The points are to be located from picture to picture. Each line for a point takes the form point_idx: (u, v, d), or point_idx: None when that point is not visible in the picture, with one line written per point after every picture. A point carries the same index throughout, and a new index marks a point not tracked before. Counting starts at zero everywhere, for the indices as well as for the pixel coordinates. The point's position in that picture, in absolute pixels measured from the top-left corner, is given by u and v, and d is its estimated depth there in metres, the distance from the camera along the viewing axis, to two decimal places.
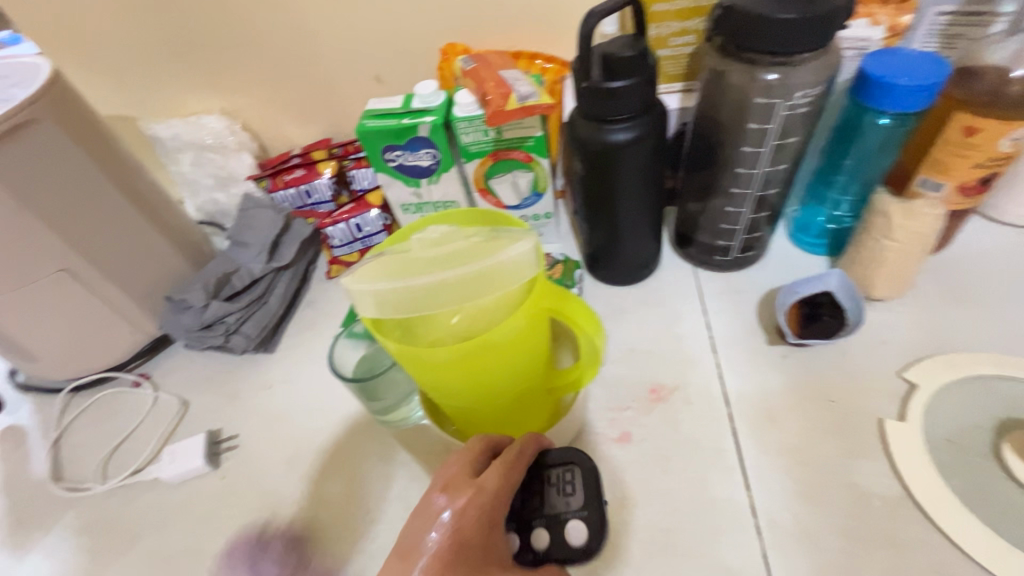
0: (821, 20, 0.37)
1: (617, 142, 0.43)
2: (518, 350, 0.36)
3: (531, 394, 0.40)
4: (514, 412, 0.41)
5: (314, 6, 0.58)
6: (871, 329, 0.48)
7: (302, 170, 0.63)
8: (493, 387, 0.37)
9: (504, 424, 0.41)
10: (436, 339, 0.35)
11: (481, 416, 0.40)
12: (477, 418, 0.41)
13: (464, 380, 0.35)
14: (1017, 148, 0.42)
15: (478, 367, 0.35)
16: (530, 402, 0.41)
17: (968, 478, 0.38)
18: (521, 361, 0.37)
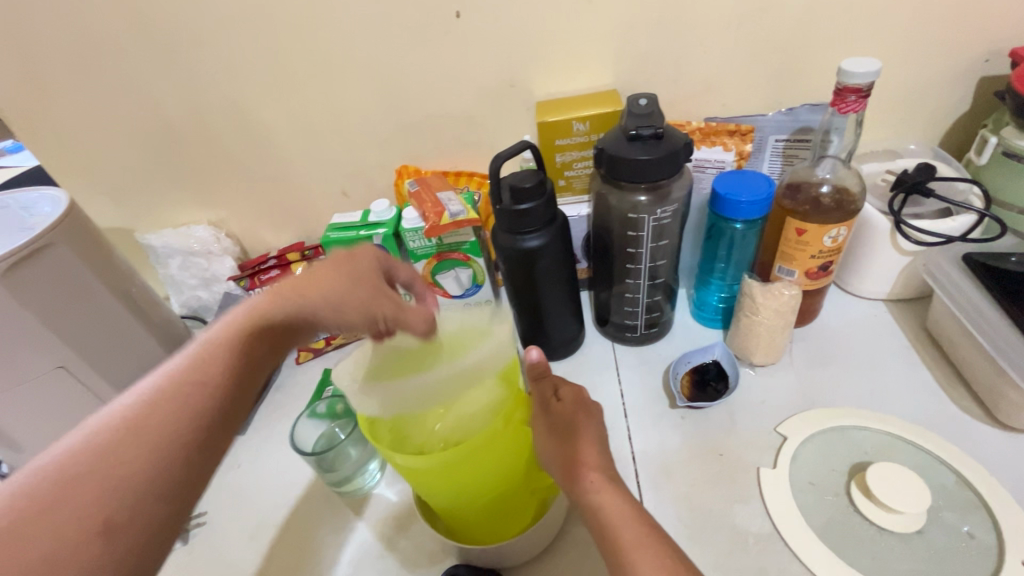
0: (666, 159, 0.49)
1: (528, 247, 0.54)
2: (493, 455, 0.42)
3: (508, 496, 0.46)
4: (496, 512, 0.46)
5: (290, 141, 0.71)
6: (753, 391, 0.57)
7: (278, 271, 0.74)
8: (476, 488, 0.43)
9: (487, 522, 0.47)
10: (423, 445, 0.41)
11: (469, 512, 0.45)
12: (458, 516, 0.46)
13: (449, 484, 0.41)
14: (840, 243, 0.54)
15: (459, 471, 0.41)
16: (512, 504, 0.47)
17: (823, 515, 0.46)
18: (503, 462, 0.43)
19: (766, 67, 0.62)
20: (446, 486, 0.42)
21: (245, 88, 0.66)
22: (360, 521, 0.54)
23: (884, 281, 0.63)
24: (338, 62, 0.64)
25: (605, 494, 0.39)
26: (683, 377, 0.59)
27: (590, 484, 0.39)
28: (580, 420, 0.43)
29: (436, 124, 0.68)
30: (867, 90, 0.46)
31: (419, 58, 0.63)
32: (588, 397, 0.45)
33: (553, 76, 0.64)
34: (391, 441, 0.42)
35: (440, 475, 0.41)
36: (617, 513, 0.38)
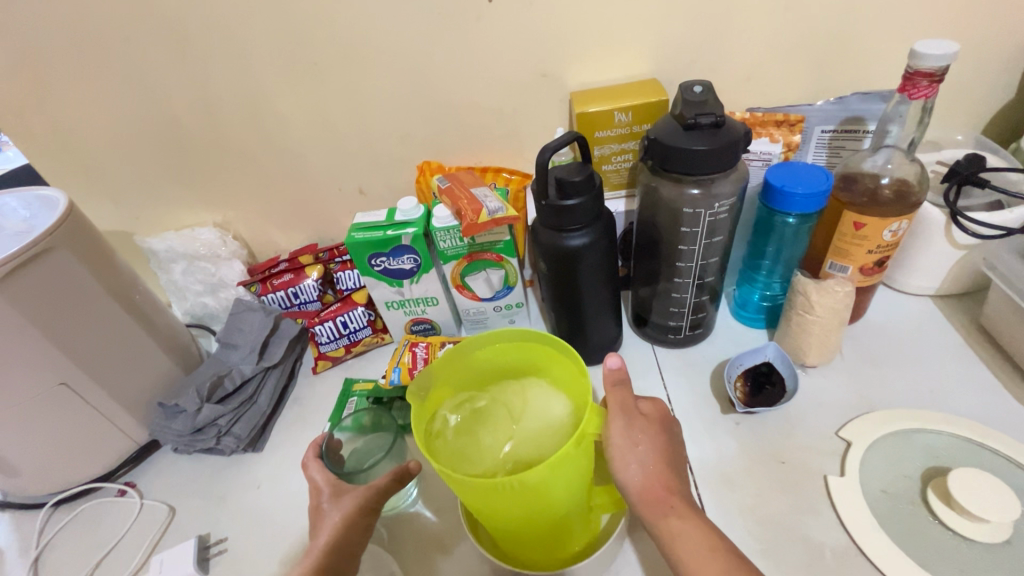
0: (727, 149, 0.46)
1: (574, 246, 0.51)
2: (565, 481, 0.38)
3: (571, 518, 0.42)
4: (557, 535, 0.43)
5: (305, 135, 0.66)
6: (808, 393, 0.55)
7: (291, 275, 0.69)
8: (543, 514, 0.40)
9: (546, 546, 0.43)
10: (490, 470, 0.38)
11: (529, 537, 0.42)
12: (516, 539, 0.42)
13: (517, 510, 0.38)
14: (898, 237, 0.52)
15: (529, 498, 0.37)
16: (574, 525, 0.43)
17: (901, 524, 0.44)
18: (573, 485, 0.40)
19: (810, 55, 0.60)
20: (516, 512, 0.38)
21: (258, 79, 0.62)
22: (398, 542, 0.50)
23: (933, 276, 0.60)
24: (359, 50, 0.60)
25: (685, 521, 0.37)
26: (736, 381, 0.55)
27: (665, 507, 0.38)
28: (658, 440, 0.41)
29: (461, 116, 0.65)
30: (940, 75, 0.44)
31: (446, 46, 0.59)
32: (666, 412, 0.43)
33: (588, 65, 0.61)
34: (453, 465, 0.38)
35: (509, 501, 0.37)
36: (696, 543, 0.36)
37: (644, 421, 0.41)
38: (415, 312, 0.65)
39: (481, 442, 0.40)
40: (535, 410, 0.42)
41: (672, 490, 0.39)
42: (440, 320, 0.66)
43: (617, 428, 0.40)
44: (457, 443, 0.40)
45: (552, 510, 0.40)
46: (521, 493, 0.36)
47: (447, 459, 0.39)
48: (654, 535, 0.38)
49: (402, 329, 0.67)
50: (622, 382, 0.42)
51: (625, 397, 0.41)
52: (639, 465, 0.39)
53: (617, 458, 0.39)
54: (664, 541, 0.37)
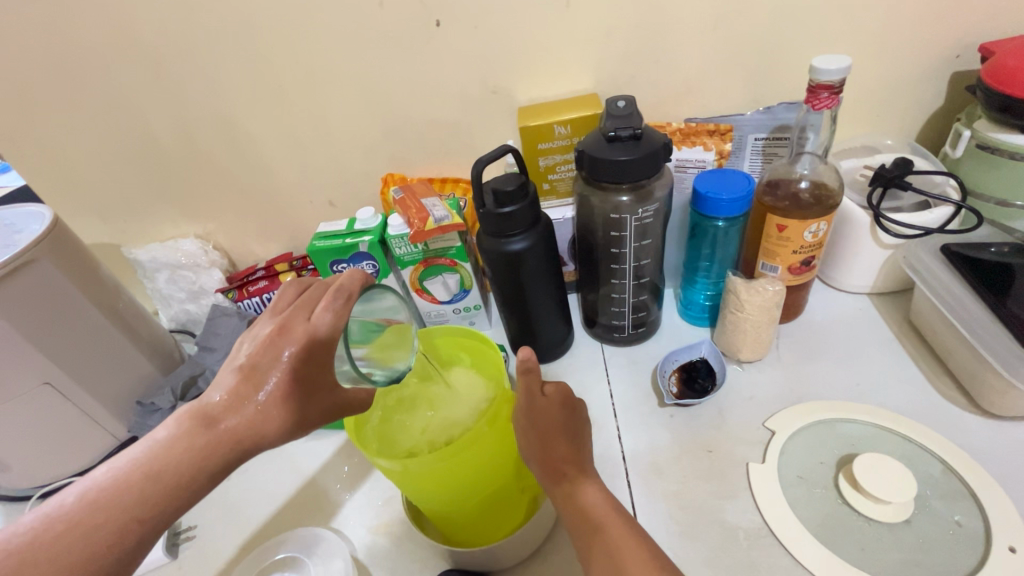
0: (646, 158, 0.50)
1: (513, 251, 0.55)
2: (486, 457, 0.43)
3: (498, 494, 0.46)
4: (488, 513, 0.47)
5: (276, 152, 0.71)
6: (742, 387, 0.58)
7: (265, 281, 0.74)
8: (469, 491, 0.44)
9: (479, 525, 0.47)
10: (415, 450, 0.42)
11: (463, 516, 0.46)
12: (449, 518, 0.46)
13: (443, 486, 0.42)
14: (820, 238, 0.55)
15: (452, 474, 0.41)
16: (502, 502, 0.47)
17: (812, 508, 0.46)
18: (493, 462, 0.44)
19: (743, 68, 0.63)
20: (437, 491, 0.43)
21: (230, 101, 0.67)
22: (351, 528, 0.53)
23: (866, 275, 0.63)
24: (321, 73, 0.64)
25: (575, 486, 0.40)
26: (671, 375, 0.59)
27: (562, 477, 0.41)
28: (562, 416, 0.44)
29: (420, 131, 0.69)
30: (839, 87, 0.47)
31: (401, 67, 0.64)
32: (571, 394, 0.46)
33: (534, 82, 0.65)
34: (380, 449, 0.43)
35: (434, 478, 0.41)
36: (584, 500, 0.39)
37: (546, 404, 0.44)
38: None
39: (405, 429, 0.45)
40: (456, 396, 0.47)
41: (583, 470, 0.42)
42: None
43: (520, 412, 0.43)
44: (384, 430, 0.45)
45: (473, 490, 0.44)
46: (444, 467, 0.41)
47: (375, 444, 0.44)
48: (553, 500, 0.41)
49: None
50: (531, 370, 0.45)
51: (530, 382, 0.44)
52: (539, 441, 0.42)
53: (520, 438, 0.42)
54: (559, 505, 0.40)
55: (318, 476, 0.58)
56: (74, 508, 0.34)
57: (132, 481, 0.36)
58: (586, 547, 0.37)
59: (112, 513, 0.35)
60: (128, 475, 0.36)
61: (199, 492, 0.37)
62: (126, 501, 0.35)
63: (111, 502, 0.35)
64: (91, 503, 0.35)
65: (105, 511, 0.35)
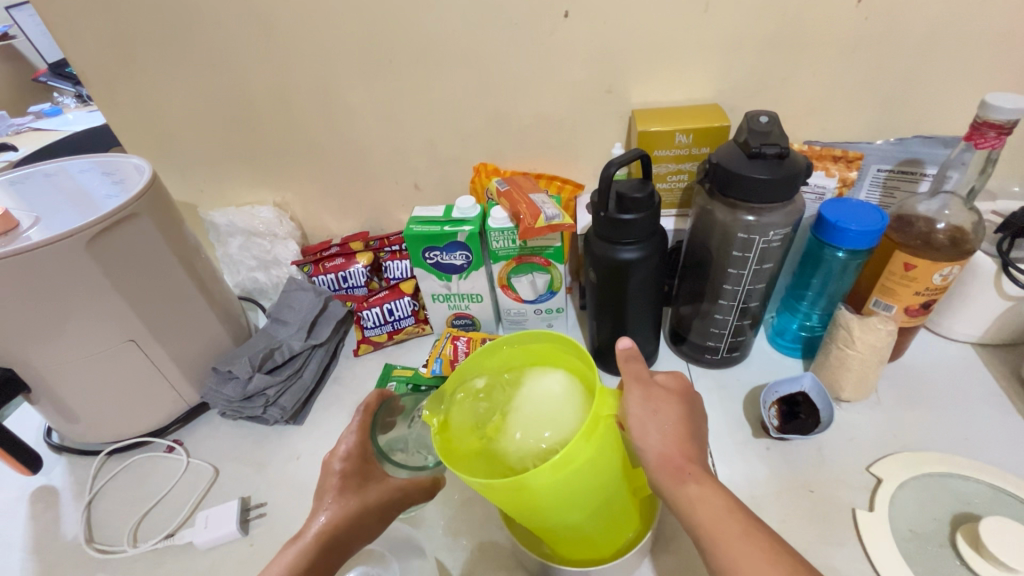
0: (786, 179, 0.47)
1: (626, 259, 0.52)
2: (587, 472, 0.39)
3: (610, 511, 0.44)
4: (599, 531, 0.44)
5: (372, 128, 0.69)
6: (842, 427, 0.55)
7: (341, 259, 0.72)
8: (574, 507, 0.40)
9: (587, 542, 0.44)
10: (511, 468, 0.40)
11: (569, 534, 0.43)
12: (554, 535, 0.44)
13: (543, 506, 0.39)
14: (948, 282, 0.52)
15: (552, 495, 0.38)
16: (615, 519, 0.45)
17: (930, 567, 0.44)
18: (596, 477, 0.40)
19: (875, 94, 0.60)
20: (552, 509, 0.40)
21: (335, 71, 0.65)
22: (430, 524, 0.52)
23: (977, 324, 0.60)
24: (435, 53, 0.62)
25: (702, 486, 0.38)
26: (771, 407, 0.56)
27: (683, 474, 0.39)
28: (678, 411, 0.42)
29: (523, 123, 0.67)
30: (1009, 127, 0.44)
31: (518, 55, 0.61)
32: (688, 385, 0.45)
33: (651, 85, 0.62)
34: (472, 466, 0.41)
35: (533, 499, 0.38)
36: (713, 506, 0.37)
37: (662, 393, 0.43)
38: (458, 307, 0.67)
39: (500, 441, 0.42)
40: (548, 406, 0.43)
41: (707, 472, 0.40)
42: (481, 317, 0.68)
43: (634, 399, 0.42)
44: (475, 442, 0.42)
45: (592, 499, 0.41)
46: (543, 489, 0.38)
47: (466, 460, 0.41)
48: (673, 504, 0.39)
49: (444, 322, 0.70)
50: (634, 358, 0.45)
51: (638, 369, 0.44)
52: (658, 433, 0.40)
53: (636, 428, 0.41)
54: (682, 508, 0.38)
55: None
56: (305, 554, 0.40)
57: (332, 528, 0.42)
58: (727, 553, 0.35)
59: (333, 556, 0.41)
60: (329, 525, 0.42)
61: (378, 527, 0.45)
62: (335, 546, 0.42)
63: (326, 548, 0.41)
64: (313, 552, 0.41)
65: (331, 553, 0.41)
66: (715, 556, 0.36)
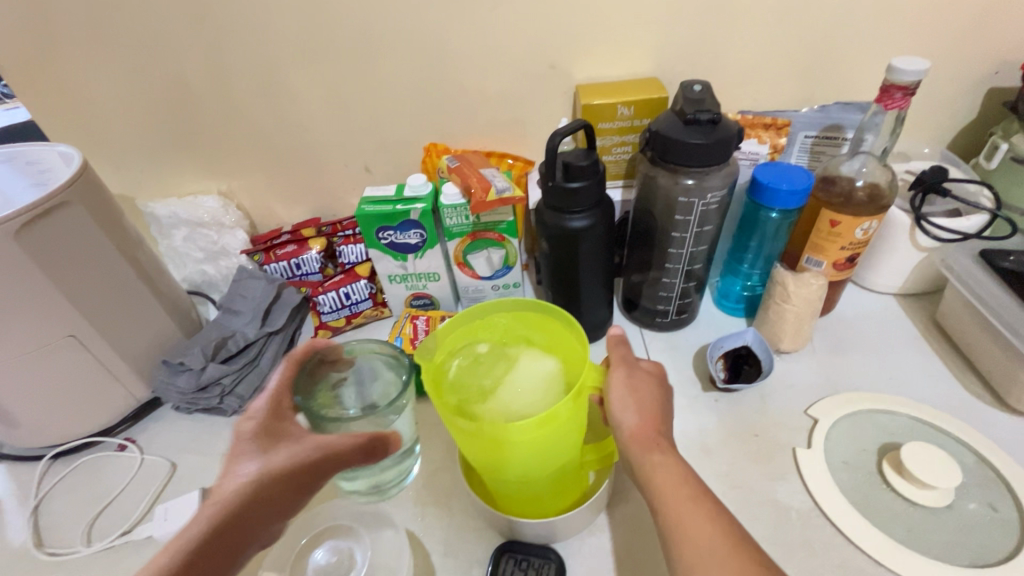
0: (722, 142, 0.50)
1: (576, 227, 0.54)
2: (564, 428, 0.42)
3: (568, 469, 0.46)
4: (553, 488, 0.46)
5: (318, 110, 0.68)
6: (782, 376, 0.59)
7: (294, 246, 0.71)
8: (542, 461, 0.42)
9: (539, 498, 0.46)
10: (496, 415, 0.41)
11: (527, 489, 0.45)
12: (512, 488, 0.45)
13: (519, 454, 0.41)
14: (868, 236, 0.57)
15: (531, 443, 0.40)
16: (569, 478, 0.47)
17: (860, 492, 0.48)
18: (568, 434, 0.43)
19: (801, 65, 0.64)
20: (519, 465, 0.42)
21: (275, 51, 0.63)
22: (397, 497, 0.53)
23: (896, 276, 0.66)
24: (377, 31, 0.62)
25: (666, 456, 0.40)
26: (719, 361, 0.59)
27: (654, 445, 0.41)
28: (654, 394, 0.45)
29: (470, 101, 0.67)
30: (913, 88, 0.48)
31: (461, 32, 0.62)
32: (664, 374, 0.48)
33: (593, 59, 0.64)
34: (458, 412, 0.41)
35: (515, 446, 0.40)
36: (671, 474, 0.39)
37: (645, 376, 0.46)
38: (416, 287, 0.68)
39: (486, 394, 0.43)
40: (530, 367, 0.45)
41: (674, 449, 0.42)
42: (440, 296, 0.69)
43: (618, 378, 0.45)
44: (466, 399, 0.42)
45: (551, 464, 0.44)
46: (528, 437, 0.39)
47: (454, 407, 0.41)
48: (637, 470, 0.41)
49: (402, 303, 0.70)
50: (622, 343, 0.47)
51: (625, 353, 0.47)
52: (634, 409, 0.43)
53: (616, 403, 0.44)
54: (644, 474, 0.40)
55: None
56: (223, 512, 0.38)
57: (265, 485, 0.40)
58: (672, 510, 0.37)
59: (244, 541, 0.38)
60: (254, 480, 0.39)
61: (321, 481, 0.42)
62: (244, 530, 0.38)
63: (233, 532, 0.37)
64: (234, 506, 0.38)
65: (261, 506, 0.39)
66: (663, 515, 0.38)
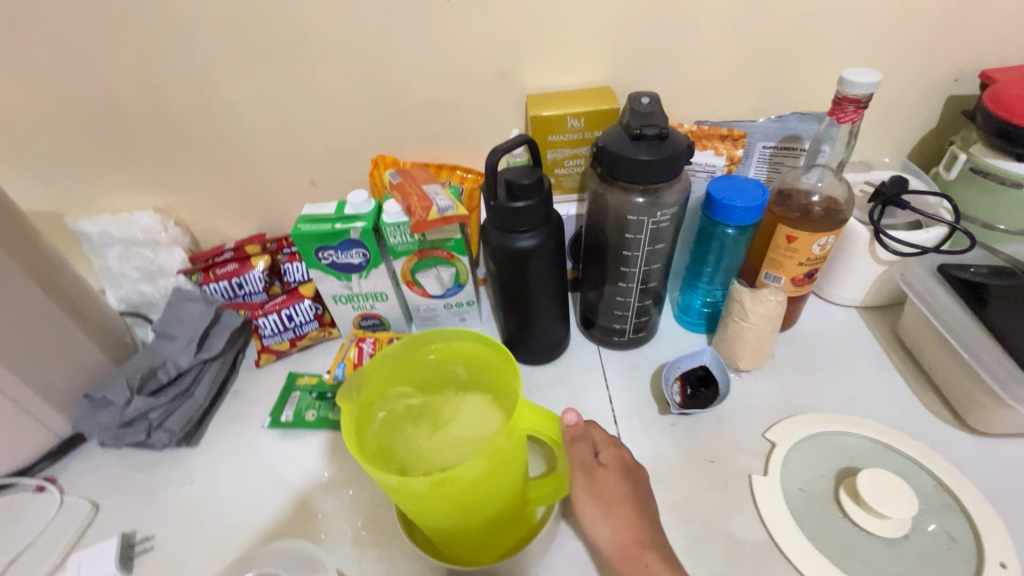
0: (671, 159, 0.48)
1: (523, 248, 0.52)
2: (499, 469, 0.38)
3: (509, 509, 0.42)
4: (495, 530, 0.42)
5: (256, 121, 0.64)
6: (742, 396, 0.57)
7: (235, 264, 0.67)
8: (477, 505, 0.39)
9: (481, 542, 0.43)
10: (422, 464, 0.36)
11: (467, 534, 0.41)
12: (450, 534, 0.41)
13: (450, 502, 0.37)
14: (826, 251, 0.55)
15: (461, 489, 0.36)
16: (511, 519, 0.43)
17: (817, 522, 0.46)
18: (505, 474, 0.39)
19: (760, 73, 0.62)
20: (439, 514, 0.38)
21: (206, 61, 0.59)
22: (335, 537, 0.50)
23: (858, 288, 0.64)
24: (314, 39, 0.58)
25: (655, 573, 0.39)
26: (675, 383, 0.57)
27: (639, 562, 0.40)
28: (624, 487, 0.41)
29: (418, 111, 0.64)
30: (865, 102, 0.47)
31: (404, 40, 0.59)
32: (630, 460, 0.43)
33: (545, 68, 0.61)
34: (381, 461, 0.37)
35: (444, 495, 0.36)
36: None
37: (605, 473, 0.41)
38: (364, 307, 0.64)
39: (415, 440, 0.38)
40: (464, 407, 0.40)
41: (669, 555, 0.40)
42: (390, 316, 0.65)
43: (579, 488, 0.41)
44: (386, 445, 0.38)
45: (478, 511, 0.39)
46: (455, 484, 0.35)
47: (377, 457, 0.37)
48: None
49: (350, 324, 0.66)
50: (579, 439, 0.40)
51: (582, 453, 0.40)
52: (605, 525, 0.41)
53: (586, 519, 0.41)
54: None
55: (301, 483, 0.54)
56: None
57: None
58: None
59: None
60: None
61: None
62: None
63: None
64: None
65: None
66: None
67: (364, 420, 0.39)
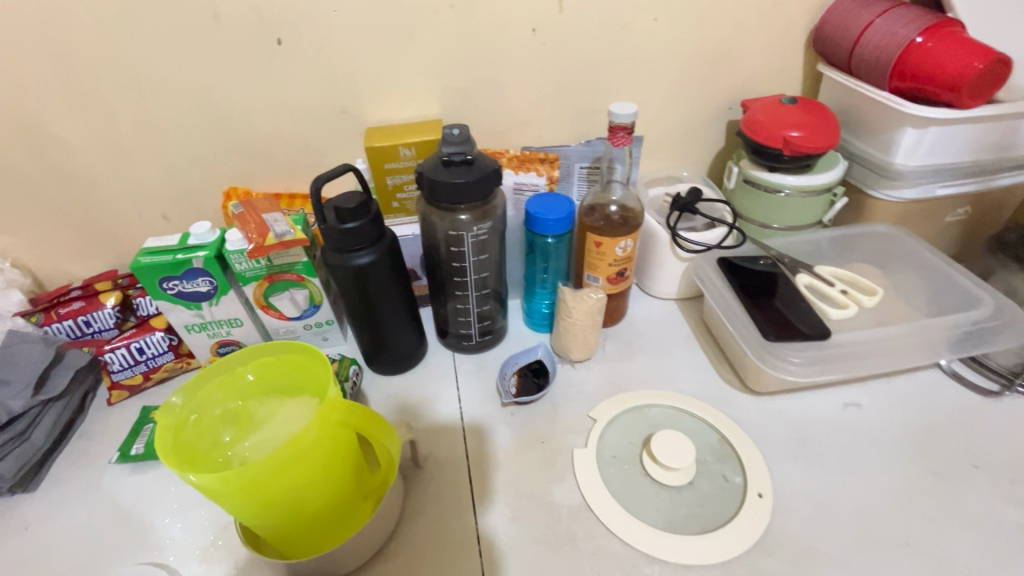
0: (482, 180, 0.55)
1: (359, 265, 0.56)
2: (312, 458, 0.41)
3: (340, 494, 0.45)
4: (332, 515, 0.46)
5: (95, 160, 0.65)
6: (573, 383, 0.65)
7: (81, 303, 0.66)
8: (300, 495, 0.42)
9: (322, 529, 0.46)
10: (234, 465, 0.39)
11: (302, 525, 0.44)
12: (285, 528, 0.44)
13: (269, 495, 0.40)
14: (628, 253, 0.64)
15: (276, 481, 0.40)
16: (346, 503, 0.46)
17: (622, 482, 0.54)
18: (322, 463, 0.42)
19: (572, 105, 0.72)
20: (238, 515, 0.41)
21: (34, 104, 0.60)
22: (181, 556, 0.51)
23: (673, 283, 0.75)
24: (148, 80, 0.61)
25: None
26: (512, 376, 0.65)
27: None
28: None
29: (265, 145, 0.68)
30: (631, 127, 0.58)
31: (242, 81, 0.63)
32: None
33: (381, 104, 0.67)
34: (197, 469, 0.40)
35: (259, 489, 0.39)
36: None
37: None
38: (219, 334, 0.65)
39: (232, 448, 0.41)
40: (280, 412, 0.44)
41: None
42: (248, 341, 0.67)
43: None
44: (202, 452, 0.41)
45: (304, 499, 0.42)
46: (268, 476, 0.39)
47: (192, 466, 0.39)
48: None
49: (207, 352, 0.67)
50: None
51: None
52: None
53: None
54: None
55: (148, 512, 0.54)
56: None
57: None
58: None
59: None
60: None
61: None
62: None
63: None
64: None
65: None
66: None
67: (182, 426, 0.43)
